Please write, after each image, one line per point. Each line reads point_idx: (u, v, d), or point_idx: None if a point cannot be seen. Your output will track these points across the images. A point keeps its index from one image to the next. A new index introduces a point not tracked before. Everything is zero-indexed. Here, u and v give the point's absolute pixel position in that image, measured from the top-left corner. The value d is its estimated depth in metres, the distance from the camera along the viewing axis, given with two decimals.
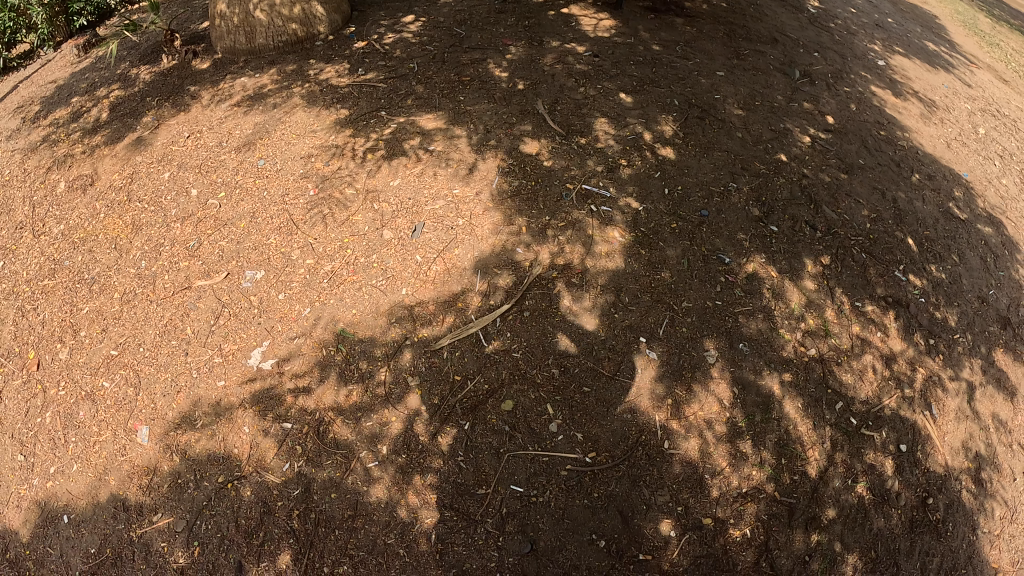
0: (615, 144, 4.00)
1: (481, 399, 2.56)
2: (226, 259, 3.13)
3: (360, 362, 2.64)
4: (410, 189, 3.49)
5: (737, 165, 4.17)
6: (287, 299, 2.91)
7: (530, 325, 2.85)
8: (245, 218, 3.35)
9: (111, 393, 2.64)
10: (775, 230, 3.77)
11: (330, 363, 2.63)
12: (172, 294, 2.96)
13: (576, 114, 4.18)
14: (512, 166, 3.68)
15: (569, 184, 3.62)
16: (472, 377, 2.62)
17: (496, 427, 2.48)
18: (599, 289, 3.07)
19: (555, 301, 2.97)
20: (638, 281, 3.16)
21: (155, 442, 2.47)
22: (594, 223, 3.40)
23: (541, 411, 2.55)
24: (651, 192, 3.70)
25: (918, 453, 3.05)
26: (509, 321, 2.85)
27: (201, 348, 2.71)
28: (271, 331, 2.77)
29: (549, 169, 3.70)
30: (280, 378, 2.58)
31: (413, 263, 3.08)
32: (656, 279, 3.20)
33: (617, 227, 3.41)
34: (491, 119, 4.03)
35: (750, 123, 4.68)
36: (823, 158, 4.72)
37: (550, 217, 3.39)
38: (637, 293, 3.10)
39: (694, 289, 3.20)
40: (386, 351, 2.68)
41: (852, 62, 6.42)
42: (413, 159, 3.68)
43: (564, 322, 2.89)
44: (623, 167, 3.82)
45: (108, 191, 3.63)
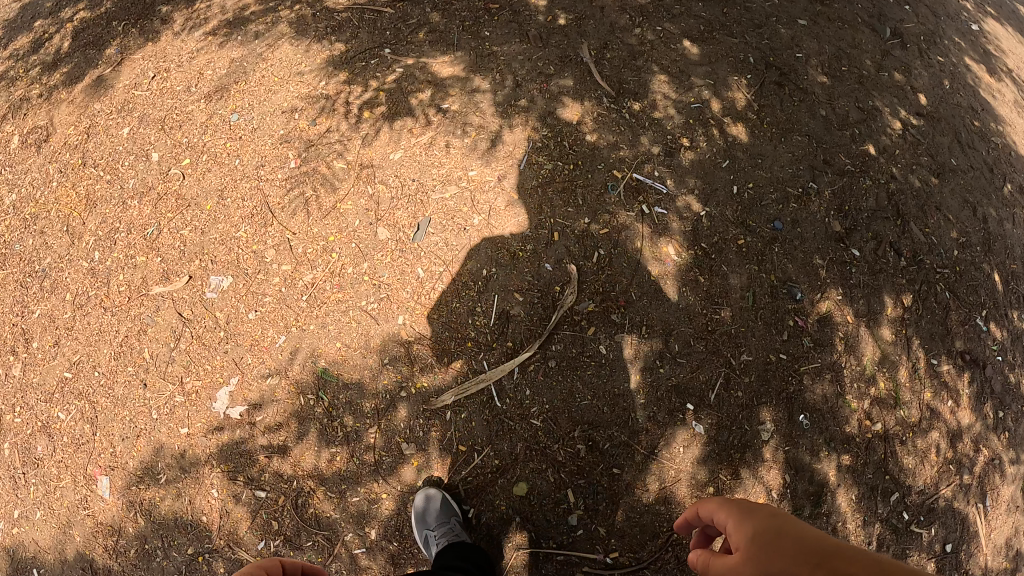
0: (676, 114, 3.07)
1: (489, 479, 2.19)
2: (188, 257, 2.58)
3: (346, 419, 2.18)
4: (415, 166, 2.64)
5: (819, 158, 3.34)
6: (260, 320, 2.32)
7: (553, 380, 2.29)
8: (212, 197, 2.70)
9: (68, 429, 2.41)
10: (856, 255, 3.15)
11: (312, 414, 2.19)
12: (128, 301, 2.54)
13: (628, 68, 3.18)
14: (545, 141, 2.75)
15: (616, 170, 2.71)
16: (480, 448, 2.21)
17: (505, 515, 2.17)
18: (642, 330, 2.38)
19: (587, 347, 2.34)
20: (692, 322, 2.46)
21: (118, 498, 2.30)
22: (645, 232, 2.58)
23: (559, 499, 2.19)
24: (716, 190, 2.87)
25: (961, 554, 2.81)
26: (527, 373, 2.29)
27: (161, 382, 2.38)
28: (240, 364, 2.28)
29: (591, 147, 2.76)
30: (250, 431, 2.17)
31: (409, 277, 2.39)
32: (712, 321, 2.49)
33: (672, 240, 2.59)
34: (522, 67, 3.03)
35: (834, 98, 3.64)
36: (912, 155, 3.89)
37: (590, 221, 2.52)
38: (689, 340, 2.41)
39: (755, 337, 2.58)
40: (377, 406, 2.19)
41: (947, 22, 5.19)
42: (419, 123, 2.79)
43: (594, 378, 2.30)
44: (685, 151, 2.94)
45: (63, 151, 2.97)
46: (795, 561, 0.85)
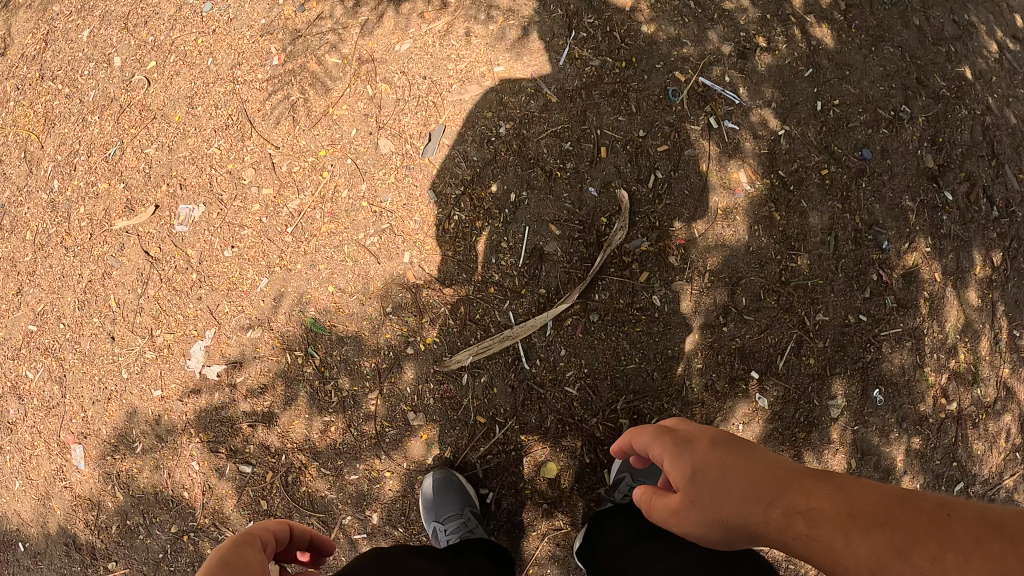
0: (751, 6, 2.33)
1: (513, 459, 1.76)
2: (155, 182, 2.16)
3: (341, 381, 1.64)
4: (427, 60, 1.90)
5: (912, 72, 2.42)
6: (239, 258, 1.86)
7: (590, 342, 1.73)
8: (181, 106, 2.17)
9: (38, 389, 2.18)
10: (948, 198, 2.39)
11: (302, 373, 1.68)
12: (91, 238, 2.19)
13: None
14: (591, 31, 1.90)
15: (678, 70, 1.94)
16: (503, 421, 1.72)
17: (530, 498, 1.77)
18: (702, 279, 1.81)
19: (637, 297, 1.73)
20: (764, 271, 1.93)
21: (94, 469, 2.10)
22: (713, 151, 1.93)
23: (593, 481, 1.76)
24: (797, 104, 2.28)
25: None
26: (561, 331, 1.72)
27: (131, 335, 2.05)
28: (218, 314, 1.85)
29: (647, 40, 1.93)
30: (231, 395, 1.79)
31: (416, 201, 1.75)
32: (786, 269, 1.97)
33: (745, 163, 1.96)
34: None
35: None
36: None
37: (645, 132, 1.86)
38: (760, 293, 1.91)
39: (834, 294, 2.18)
40: (378, 366, 1.60)
41: None
42: (433, 4, 1.94)
43: (643, 339, 1.76)
44: (762, 54, 2.31)
45: (21, 66, 2.40)
46: (745, 493, 0.93)
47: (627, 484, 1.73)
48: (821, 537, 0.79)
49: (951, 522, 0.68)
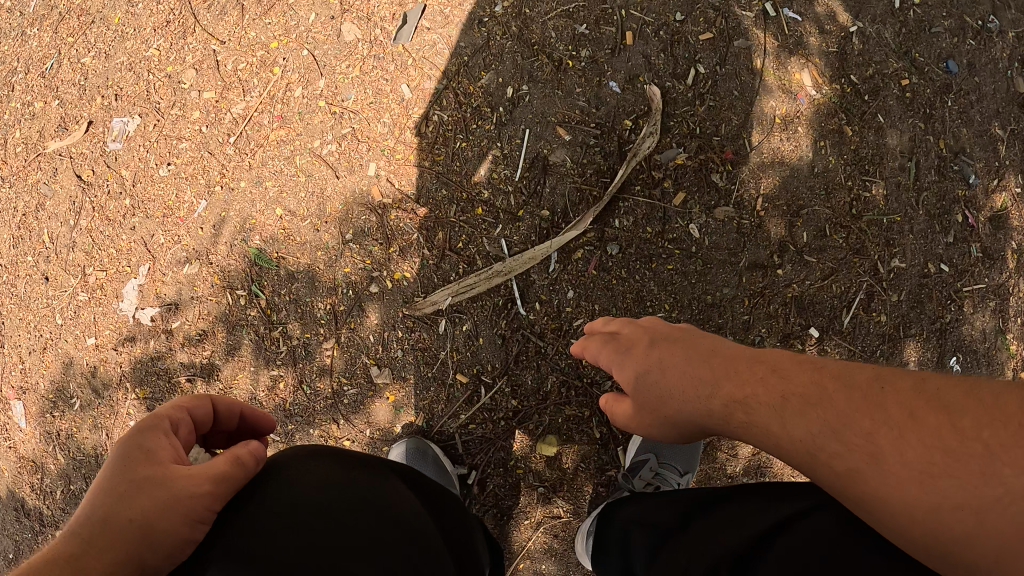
0: None
1: (500, 432, 1.24)
2: (91, 96, 1.76)
3: (291, 326, 1.30)
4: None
5: None
6: (176, 177, 1.52)
7: (607, 279, 1.24)
8: (120, 4, 1.74)
9: None
10: None
11: (245, 318, 1.35)
12: (27, 165, 1.78)
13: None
14: None
15: None
16: (489, 382, 1.23)
17: (520, 483, 1.25)
18: (754, 207, 1.40)
19: (670, 223, 1.28)
20: (830, 200, 1.54)
21: (34, 427, 1.80)
22: (770, 45, 1.51)
23: (604, 464, 1.25)
24: None
25: None
26: (569, 265, 1.24)
27: (64, 275, 1.74)
28: (151, 246, 1.51)
29: None
30: (168, 342, 1.49)
31: (385, 98, 1.33)
32: (858, 200, 1.56)
33: (810, 63, 1.54)
34: None
35: None
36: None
37: (682, 15, 1.43)
38: (825, 228, 1.52)
39: (912, 238, 1.56)
40: (333, 307, 1.26)
41: None
42: None
43: (676, 279, 1.27)
44: None
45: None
46: (687, 389, 0.88)
47: (650, 468, 1.22)
48: (759, 422, 0.77)
49: (886, 393, 0.67)
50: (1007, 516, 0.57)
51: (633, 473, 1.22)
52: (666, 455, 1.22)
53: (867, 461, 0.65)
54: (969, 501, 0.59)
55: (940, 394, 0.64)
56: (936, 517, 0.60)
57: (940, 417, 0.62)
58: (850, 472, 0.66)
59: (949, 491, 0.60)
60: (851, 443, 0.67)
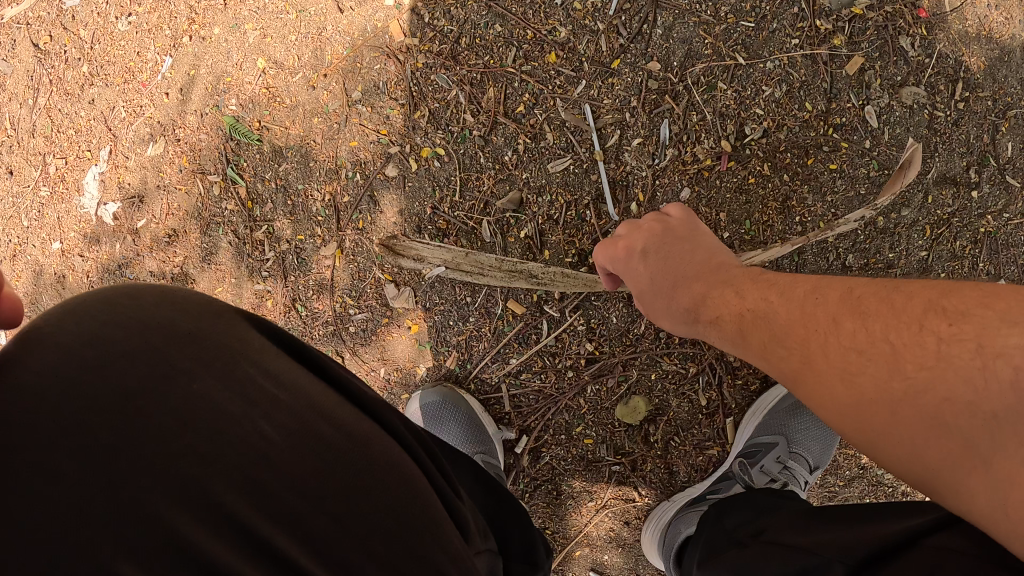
0: None
1: (565, 386, 0.89)
2: None
3: (280, 224, 0.95)
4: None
5: None
6: (136, 28, 1.14)
7: (740, 177, 0.84)
8: None
9: None
10: None
11: (221, 213, 0.99)
12: None
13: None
14: None
15: None
16: (555, 316, 0.87)
17: (589, 457, 0.91)
18: (947, 96, 0.98)
19: (837, 97, 0.85)
20: None
21: None
22: None
23: (709, 442, 0.89)
24: None
25: None
26: (683, 151, 0.84)
27: (27, 166, 1.35)
28: (108, 119, 1.15)
29: None
30: (138, 247, 1.16)
31: None
32: None
33: None
34: None
35: None
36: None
37: None
38: None
39: None
40: (336, 198, 0.90)
41: None
42: None
43: (835, 185, 0.86)
44: None
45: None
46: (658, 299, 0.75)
47: (776, 458, 0.87)
48: (720, 331, 0.66)
49: (816, 298, 0.57)
50: (925, 409, 0.47)
51: (752, 460, 0.87)
52: (801, 444, 0.87)
53: (800, 364, 0.56)
54: (893, 396, 0.49)
55: (863, 298, 0.54)
56: (869, 415, 0.50)
57: (858, 321, 0.52)
58: (789, 378, 0.57)
59: (870, 384, 0.50)
60: (786, 345, 0.58)
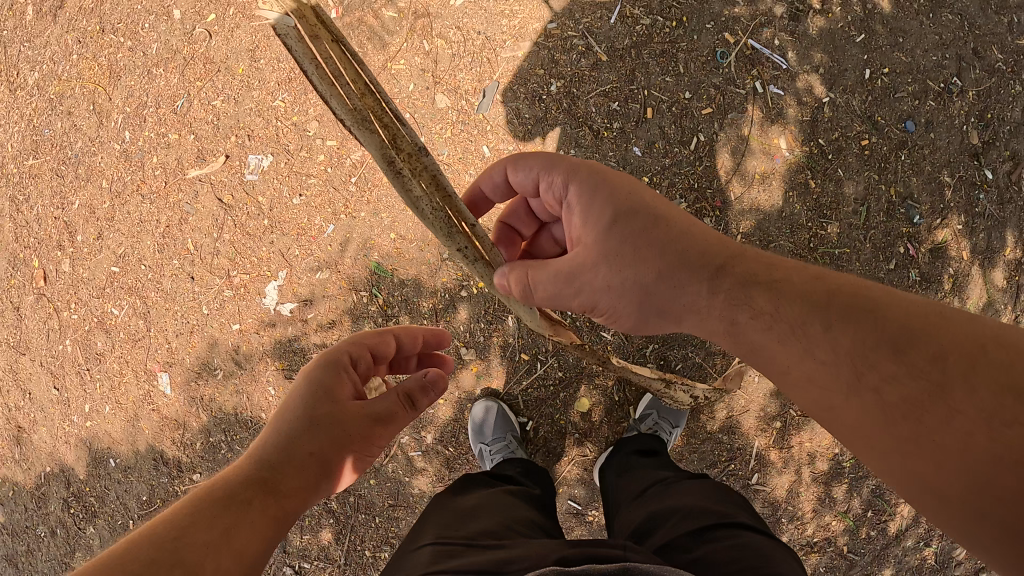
0: None
1: (551, 388, 1.99)
2: (224, 134, 2.31)
3: (402, 318, 1.99)
4: (483, 14, 1.97)
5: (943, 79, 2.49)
6: (307, 206, 2.06)
7: None
8: (244, 59, 2.30)
9: (124, 324, 2.52)
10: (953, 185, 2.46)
11: (366, 312, 2.02)
12: (168, 186, 2.40)
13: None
14: None
15: (728, 32, 2.05)
16: (544, 358, 1.97)
17: (564, 430, 1.99)
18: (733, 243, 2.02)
19: None
20: (794, 235, 2.06)
21: (179, 393, 2.41)
22: (756, 115, 2.05)
23: (621, 418, 1.99)
24: (845, 71, 2.30)
25: None
26: None
27: (209, 276, 2.23)
28: (288, 256, 2.07)
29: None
30: (303, 327, 2.07)
31: (471, 154, 1.99)
32: (816, 236, 2.07)
33: (786, 129, 2.07)
34: None
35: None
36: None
37: (691, 94, 2.00)
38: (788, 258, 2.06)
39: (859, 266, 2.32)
40: (436, 306, 1.97)
41: None
42: None
43: None
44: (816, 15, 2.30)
45: (79, 17, 2.63)
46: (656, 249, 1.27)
47: (652, 420, 1.93)
48: (838, 345, 1.01)
49: (971, 337, 0.89)
50: None
51: (641, 420, 1.94)
52: (664, 415, 1.93)
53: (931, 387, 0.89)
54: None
55: None
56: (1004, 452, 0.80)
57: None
58: (918, 396, 0.91)
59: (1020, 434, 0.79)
60: (925, 372, 0.90)
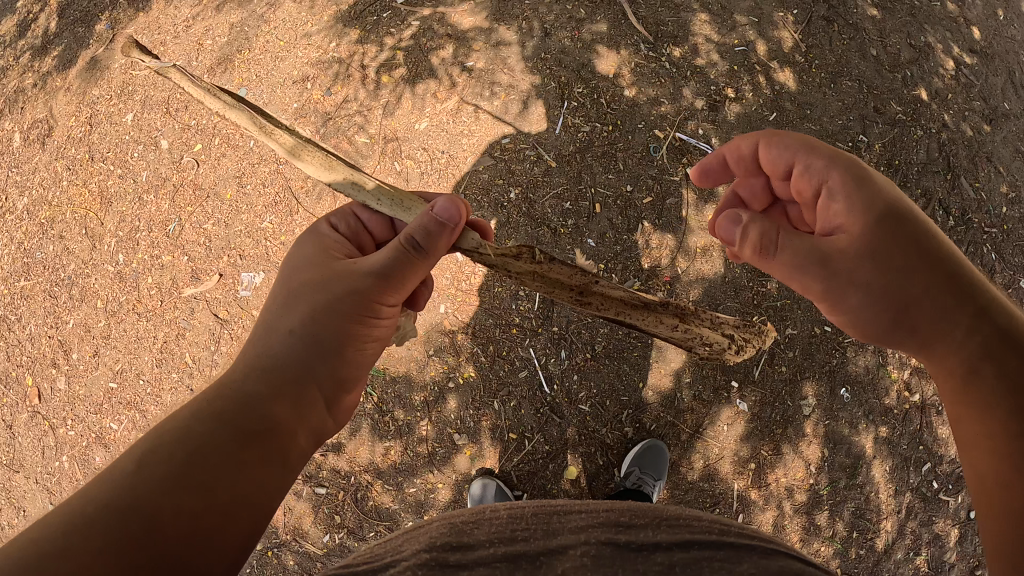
0: (719, 61, 2.75)
1: (539, 462, 2.15)
2: (214, 254, 2.51)
3: (396, 412, 2.16)
4: (444, 136, 2.39)
5: (850, 138, 2.90)
6: None
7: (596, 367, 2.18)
8: (231, 185, 2.54)
9: (123, 438, 2.61)
10: None
11: (362, 410, 2.17)
12: (163, 305, 2.57)
13: (666, 7, 2.75)
14: (581, 100, 2.46)
15: (659, 130, 2.49)
16: (530, 435, 2.15)
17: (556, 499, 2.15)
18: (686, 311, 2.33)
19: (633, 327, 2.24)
20: (739, 296, 2.39)
21: None
22: (691, 197, 2.40)
23: (608, 481, 2.17)
24: None
25: None
26: (573, 358, 2.17)
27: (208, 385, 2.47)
28: None
29: (631, 104, 2.50)
30: None
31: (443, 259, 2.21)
32: (758, 294, 2.42)
33: None
34: (550, 11, 2.58)
35: (842, 72, 2.97)
36: (965, 98, 3.09)
37: (632, 187, 2.38)
38: (737, 315, 2.39)
39: (802, 310, 2.51)
40: (426, 398, 2.15)
41: None
42: (443, 84, 2.45)
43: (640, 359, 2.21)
44: (730, 103, 2.68)
45: (68, 146, 2.88)
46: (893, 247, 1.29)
47: (636, 475, 2.10)
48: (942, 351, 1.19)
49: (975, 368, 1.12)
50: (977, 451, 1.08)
51: (626, 476, 2.11)
52: (646, 469, 2.10)
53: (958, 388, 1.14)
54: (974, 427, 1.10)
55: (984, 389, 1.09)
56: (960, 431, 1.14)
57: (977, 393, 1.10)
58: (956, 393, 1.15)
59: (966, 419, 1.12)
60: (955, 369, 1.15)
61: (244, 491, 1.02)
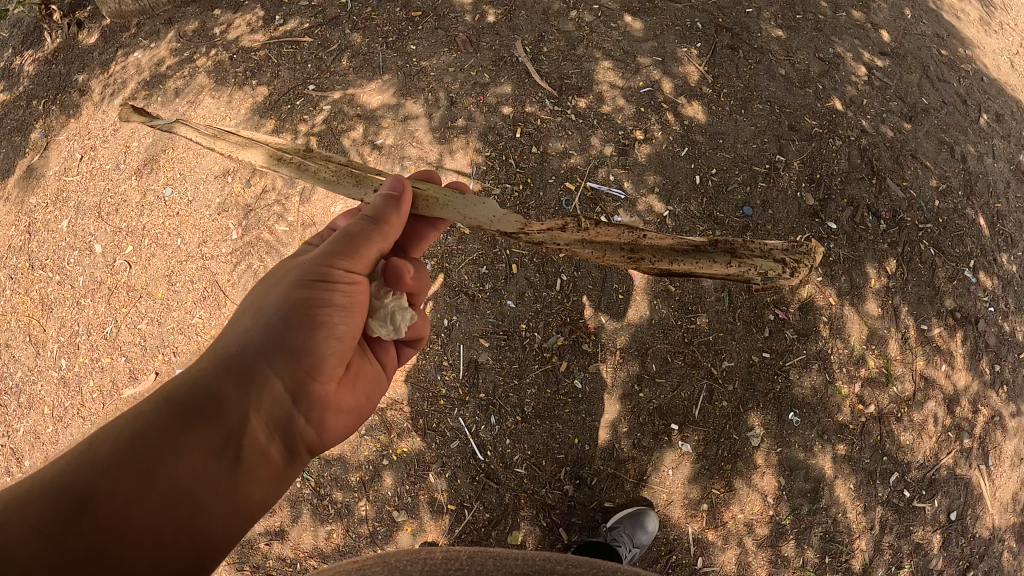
0: (626, 105, 2.85)
1: (483, 529, 2.18)
2: (150, 353, 2.56)
3: (334, 494, 2.18)
4: None
5: (767, 158, 2.91)
6: None
7: (526, 429, 2.25)
8: (162, 283, 2.60)
9: None
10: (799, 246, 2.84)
11: (302, 496, 2.18)
12: (108, 407, 2.61)
13: (568, 60, 2.88)
14: (490, 163, 2.60)
15: (570, 182, 2.62)
16: (469, 504, 2.18)
17: None
18: (616, 359, 2.35)
19: (558, 386, 2.29)
20: (667, 337, 2.42)
21: None
22: None
23: (553, 540, 2.21)
24: (677, 184, 2.76)
25: (970, 521, 2.63)
26: (504, 422, 2.24)
27: None
28: None
29: (540, 160, 2.63)
30: None
31: None
32: (688, 331, 2.44)
33: None
34: (455, 80, 2.73)
35: (753, 96, 3.03)
36: (880, 102, 3.19)
37: None
38: (667, 358, 2.41)
39: (736, 340, 2.47)
40: (362, 478, 2.17)
41: None
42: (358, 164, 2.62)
43: (569, 416, 2.29)
44: (641, 144, 2.78)
45: (9, 256, 2.96)
46: None
47: (624, 536, 2.20)
48: None
49: None
50: None
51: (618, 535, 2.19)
52: (633, 532, 2.22)
53: None
54: None
55: None
56: None
57: None
58: None
59: None
60: None
61: (187, 470, 1.03)
